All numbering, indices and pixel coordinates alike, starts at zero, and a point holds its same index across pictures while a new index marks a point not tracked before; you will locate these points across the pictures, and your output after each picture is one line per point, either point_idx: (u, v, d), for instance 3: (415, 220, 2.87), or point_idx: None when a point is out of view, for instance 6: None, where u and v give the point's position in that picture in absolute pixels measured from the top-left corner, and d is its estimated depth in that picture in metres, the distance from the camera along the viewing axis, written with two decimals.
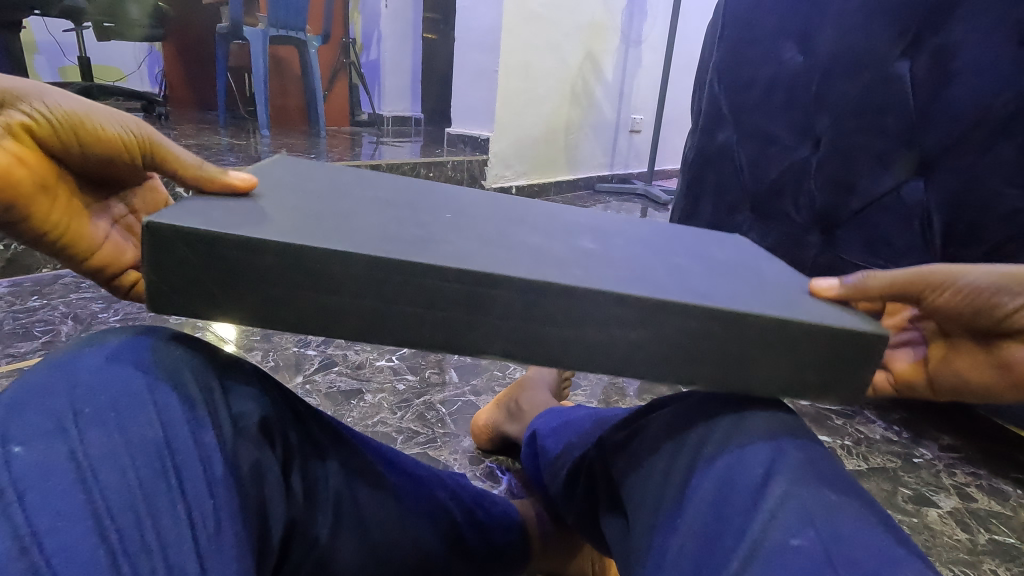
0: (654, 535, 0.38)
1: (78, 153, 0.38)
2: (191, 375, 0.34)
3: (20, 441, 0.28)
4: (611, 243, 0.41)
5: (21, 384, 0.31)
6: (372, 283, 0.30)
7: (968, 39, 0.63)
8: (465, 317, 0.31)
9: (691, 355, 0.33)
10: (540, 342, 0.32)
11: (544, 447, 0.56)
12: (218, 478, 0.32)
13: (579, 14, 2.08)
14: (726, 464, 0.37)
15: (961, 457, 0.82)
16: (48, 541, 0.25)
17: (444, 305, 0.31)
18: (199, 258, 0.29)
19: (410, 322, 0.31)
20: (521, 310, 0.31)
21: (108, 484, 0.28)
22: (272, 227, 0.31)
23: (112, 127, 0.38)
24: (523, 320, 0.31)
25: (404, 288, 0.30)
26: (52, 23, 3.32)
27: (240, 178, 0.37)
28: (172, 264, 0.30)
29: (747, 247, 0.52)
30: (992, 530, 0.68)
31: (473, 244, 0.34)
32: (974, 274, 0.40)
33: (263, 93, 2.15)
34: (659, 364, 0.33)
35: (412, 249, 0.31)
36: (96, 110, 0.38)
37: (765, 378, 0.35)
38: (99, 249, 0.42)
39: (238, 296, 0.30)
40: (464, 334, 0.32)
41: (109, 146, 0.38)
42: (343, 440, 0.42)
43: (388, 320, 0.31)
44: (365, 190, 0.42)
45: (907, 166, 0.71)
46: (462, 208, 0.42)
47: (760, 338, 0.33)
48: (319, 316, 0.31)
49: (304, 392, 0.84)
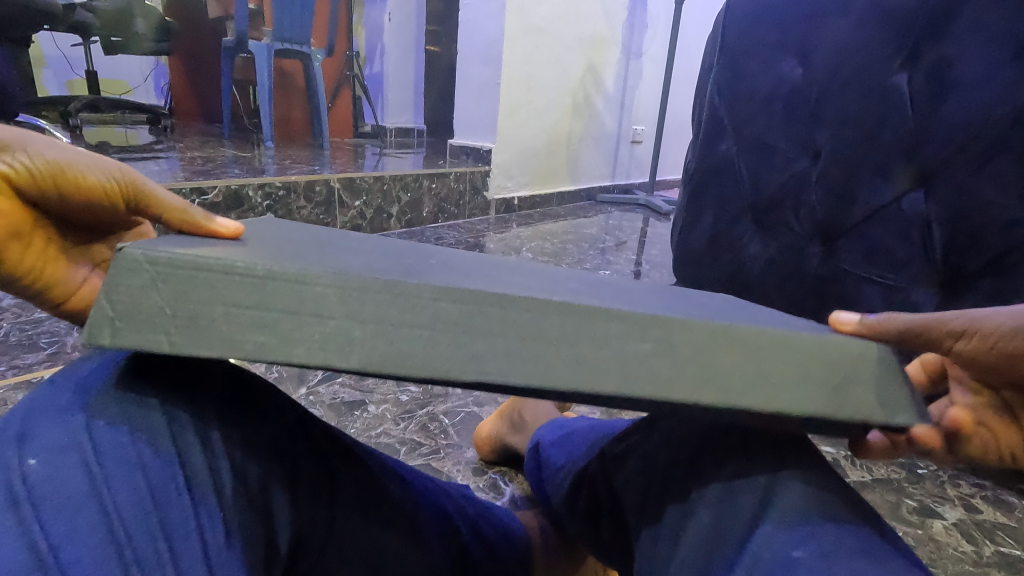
0: (659, 547, 0.39)
1: (56, 199, 0.40)
2: (199, 385, 0.35)
3: (35, 452, 0.29)
4: (599, 288, 0.41)
5: (38, 398, 0.32)
6: (360, 303, 0.28)
7: (964, 53, 0.63)
8: (458, 336, 0.28)
9: (717, 381, 0.30)
10: (544, 363, 0.28)
11: (548, 459, 0.56)
12: (227, 492, 0.33)
13: (580, 27, 2.10)
14: (731, 474, 0.38)
15: (966, 468, 0.81)
16: (64, 553, 0.26)
17: (428, 321, 0.28)
18: (170, 279, 0.26)
19: (389, 342, 0.27)
20: (516, 326, 0.28)
21: (121, 496, 0.29)
22: (244, 254, 0.30)
23: (97, 173, 0.40)
24: (522, 337, 0.28)
25: (381, 305, 0.27)
26: (61, 37, 3.38)
27: (226, 226, 0.39)
28: (125, 285, 0.26)
29: (739, 302, 0.52)
30: (998, 542, 0.67)
31: (461, 278, 0.33)
32: (996, 318, 0.36)
33: (268, 105, 2.18)
34: (692, 392, 0.30)
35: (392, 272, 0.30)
36: (77, 159, 0.40)
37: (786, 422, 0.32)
38: (71, 287, 0.44)
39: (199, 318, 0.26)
40: (457, 358, 0.28)
41: (89, 191, 0.40)
42: (349, 453, 0.42)
43: (373, 343, 0.27)
44: (355, 244, 0.43)
45: (906, 178, 0.71)
46: (451, 259, 0.43)
47: (776, 362, 0.32)
48: (287, 342, 0.26)
49: (307, 403, 0.85)
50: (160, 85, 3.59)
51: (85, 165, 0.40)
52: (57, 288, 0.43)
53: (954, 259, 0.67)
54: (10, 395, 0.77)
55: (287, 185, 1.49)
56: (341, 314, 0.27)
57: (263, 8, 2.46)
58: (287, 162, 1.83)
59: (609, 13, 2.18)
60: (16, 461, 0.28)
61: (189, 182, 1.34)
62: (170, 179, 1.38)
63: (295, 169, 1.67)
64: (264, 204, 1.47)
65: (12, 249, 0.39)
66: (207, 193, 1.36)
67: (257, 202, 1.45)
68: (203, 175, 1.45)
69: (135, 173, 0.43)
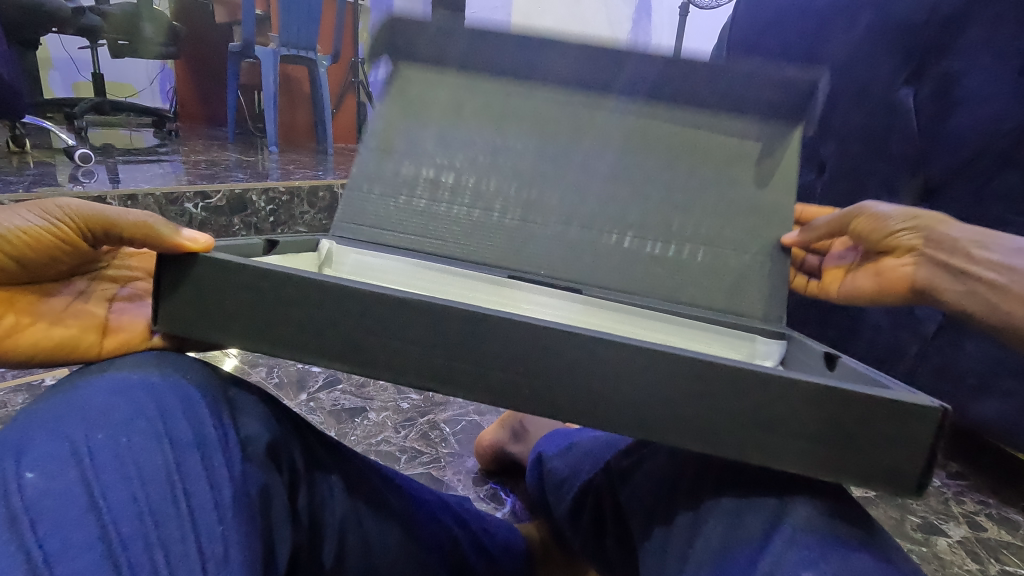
0: (663, 568, 0.38)
1: (20, 268, 0.38)
2: (202, 398, 0.35)
3: (32, 466, 0.28)
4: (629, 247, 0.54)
5: (37, 408, 0.32)
6: (337, 342, 0.33)
7: (970, 73, 0.62)
8: (440, 367, 0.32)
9: (704, 417, 0.31)
10: (507, 384, 0.32)
11: (550, 470, 0.56)
12: (226, 505, 0.31)
13: None
14: (739, 491, 0.37)
15: (970, 485, 0.81)
16: (59, 568, 0.26)
17: (410, 364, 0.32)
18: (192, 294, 0.34)
19: (369, 356, 0.33)
20: (485, 374, 0.32)
21: (118, 511, 0.28)
22: (262, 290, 0.33)
23: (28, 226, 0.36)
24: (491, 372, 0.32)
25: (367, 349, 0.33)
26: (68, 39, 3.39)
27: (194, 239, 0.35)
28: (182, 294, 0.34)
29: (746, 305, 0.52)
30: (1004, 561, 0.66)
31: (474, 334, 0.32)
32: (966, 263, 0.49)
33: (273, 110, 2.17)
34: (663, 415, 0.31)
35: (391, 317, 0.32)
36: (8, 223, 0.36)
37: (847, 438, 0.30)
38: (122, 337, 0.40)
39: (231, 318, 0.33)
40: (435, 377, 0.32)
41: (38, 247, 0.37)
42: (348, 463, 0.42)
43: (350, 352, 0.33)
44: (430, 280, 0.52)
45: (912, 193, 0.70)
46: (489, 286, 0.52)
47: (779, 411, 0.30)
48: (286, 334, 0.33)
49: (308, 409, 0.84)
50: (167, 88, 3.63)
51: (11, 225, 0.36)
52: (108, 340, 0.40)
53: None
54: (10, 398, 0.76)
55: (290, 190, 1.48)
56: (320, 340, 0.33)
57: (270, 13, 2.47)
58: (293, 167, 1.82)
59: None
60: (12, 474, 0.28)
61: (194, 186, 1.32)
62: (172, 181, 1.36)
63: (298, 175, 1.66)
64: (267, 209, 1.46)
65: (27, 333, 0.38)
66: (210, 197, 1.34)
67: (259, 207, 1.44)
68: (205, 179, 1.44)
69: (73, 204, 0.38)
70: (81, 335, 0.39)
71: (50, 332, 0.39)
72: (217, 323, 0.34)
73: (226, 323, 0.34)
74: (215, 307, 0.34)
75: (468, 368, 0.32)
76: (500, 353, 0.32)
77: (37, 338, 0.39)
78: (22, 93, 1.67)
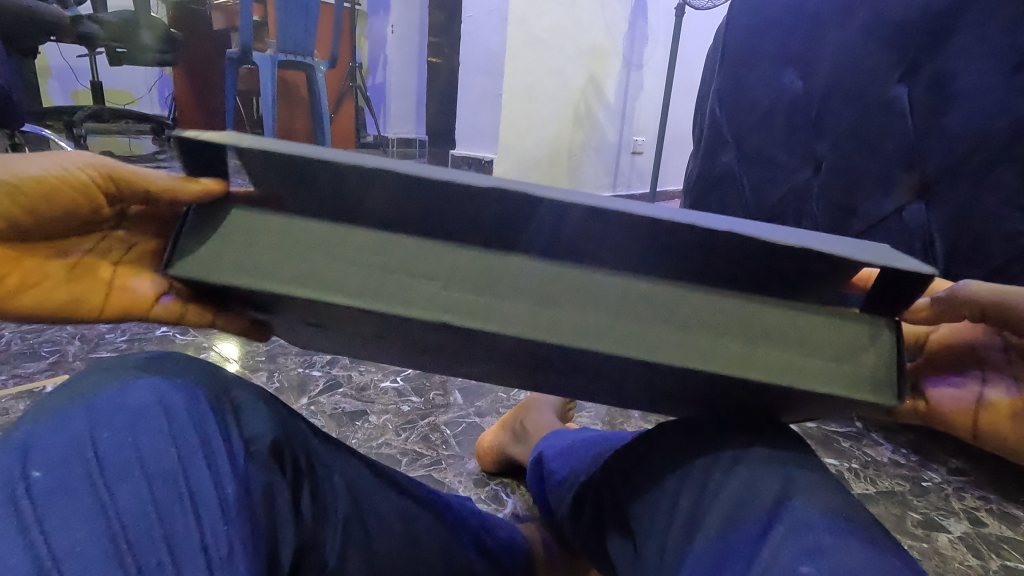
0: (663, 564, 0.38)
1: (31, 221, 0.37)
2: (205, 396, 0.35)
3: (39, 465, 0.29)
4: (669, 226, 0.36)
5: (44, 408, 0.32)
6: (365, 279, 0.32)
7: (964, 69, 0.62)
8: (468, 305, 0.31)
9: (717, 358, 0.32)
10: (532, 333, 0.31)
11: (551, 470, 0.56)
12: (230, 502, 0.32)
13: (581, 38, 2.08)
14: (738, 486, 0.38)
15: (971, 481, 0.81)
16: (67, 566, 0.26)
17: (435, 301, 0.31)
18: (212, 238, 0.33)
19: (398, 293, 0.32)
20: (507, 323, 0.31)
21: (126, 509, 0.29)
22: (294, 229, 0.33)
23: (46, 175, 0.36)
24: (516, 316, 0.31)
25: (394, 287, 0.32)
26: (67, 47, 3.41)
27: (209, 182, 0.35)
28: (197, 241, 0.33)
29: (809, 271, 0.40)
30: (1004, 556, 0.67)
31: (497, 276, 0.32)
32: None
33: (271, 116, 2.18)
34: (682, 359, 0.31)
35: (421, 255, 0.32)
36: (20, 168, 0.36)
37: (831, 353, 0.33)
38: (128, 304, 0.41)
39: (255, 256, 0.33)
40: (462, 315, 0.31)
41: (52, 197, 0.37)
42: (351, 464, 0.43)
43: (376, 289, 0.32)
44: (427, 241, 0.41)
45: (908, 190, 0.70)
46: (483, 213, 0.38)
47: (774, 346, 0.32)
48: (312, 273, 0.32)
49: (309, 413, 0.84)
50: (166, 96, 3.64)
51: (29, 172, 0.36)
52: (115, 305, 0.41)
53: (956, 270, 0.66)
54: (12, 405, 0.77)
55: None
56: (345, 281, 0.32)
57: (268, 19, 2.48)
58: None
59: (612, 26, 2.15)
60: (19, 472, 0.28)
61: None
62: None
63: None
64: None
65: (35, 293, 0.38)
66: None
67: None
68: None
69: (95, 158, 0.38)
70: (84, 296, 0.40)
71: (56, 294, 0.39)
72: (236, 264, 0.33)
73: (247, 265, 0.32)
74: (238, 247, 0.33)
75: (488, 310, 0.31)
76: (518, 306, 0.31)
77: (42, 299, 0.38)
78: (21, 103, 1.68)
